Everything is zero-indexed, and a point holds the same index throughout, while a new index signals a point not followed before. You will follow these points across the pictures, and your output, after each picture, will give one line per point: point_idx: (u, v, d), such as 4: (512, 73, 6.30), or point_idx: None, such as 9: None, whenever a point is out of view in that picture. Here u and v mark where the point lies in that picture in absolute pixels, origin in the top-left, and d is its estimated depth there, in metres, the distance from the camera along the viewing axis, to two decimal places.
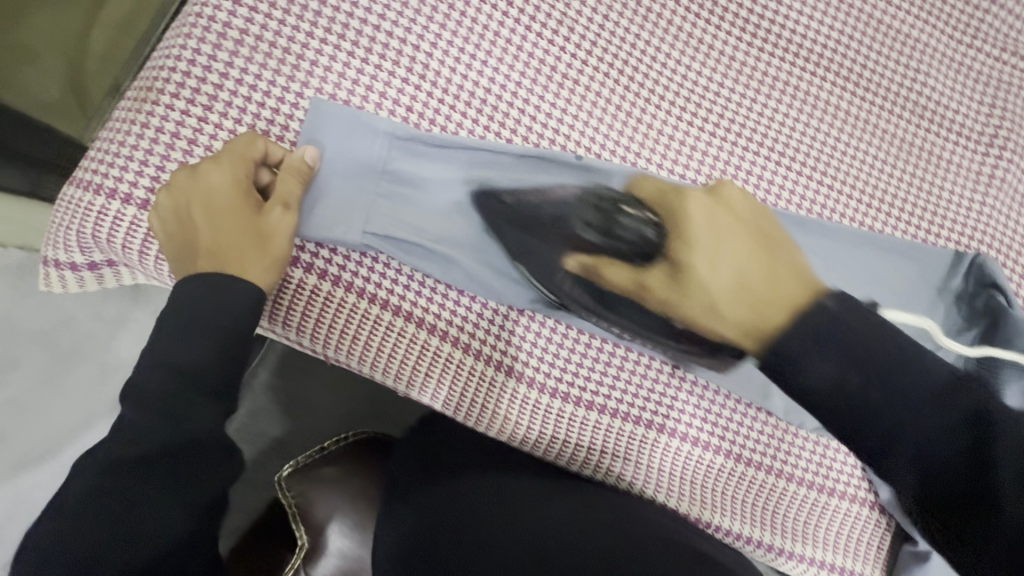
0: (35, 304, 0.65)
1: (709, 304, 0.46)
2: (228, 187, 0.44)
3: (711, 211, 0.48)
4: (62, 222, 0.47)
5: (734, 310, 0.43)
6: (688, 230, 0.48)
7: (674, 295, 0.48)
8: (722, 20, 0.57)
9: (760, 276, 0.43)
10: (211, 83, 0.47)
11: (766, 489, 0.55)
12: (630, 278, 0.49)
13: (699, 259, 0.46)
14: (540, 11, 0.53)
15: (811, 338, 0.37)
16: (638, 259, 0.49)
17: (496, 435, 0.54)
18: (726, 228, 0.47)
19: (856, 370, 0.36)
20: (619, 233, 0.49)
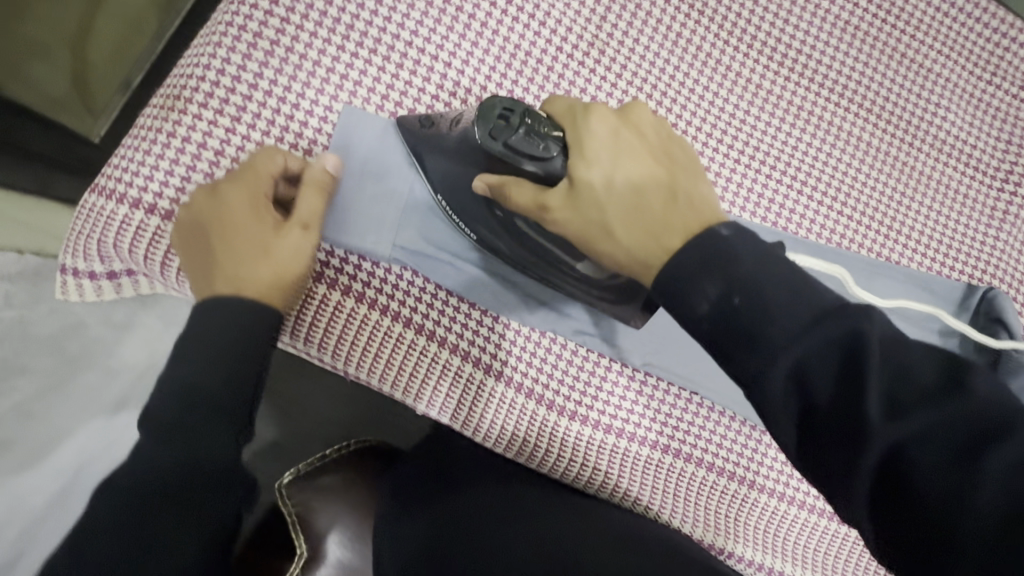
0: (47, 309, 0.63)
1: (603, 223, 0.37)
2: (243, 201, 0.42)
3: (616, 127, 0.39)
4: (82, 230, 0.46)
5: (631, 235, 0.36)
6: (586, 140, 0.38)
7: (568, 212, 0.38)
8: (751, 48, 0.57)
9: (659, 202, 0.36)
10: (240, 93, 0.46)
11: (778, 516, 0.56)
12: (531, 198, 0.39)
13: (597, 171, 0.37)
14: (571, 32, 0.53)
15: (711, 267, 0.32)
16: (540, 179, 0.39)
17: (513, 455, 0.54)
18: (628, 147, 0.38)
19: (768, 314, 0.31)
20: (519, 146, 0.39)
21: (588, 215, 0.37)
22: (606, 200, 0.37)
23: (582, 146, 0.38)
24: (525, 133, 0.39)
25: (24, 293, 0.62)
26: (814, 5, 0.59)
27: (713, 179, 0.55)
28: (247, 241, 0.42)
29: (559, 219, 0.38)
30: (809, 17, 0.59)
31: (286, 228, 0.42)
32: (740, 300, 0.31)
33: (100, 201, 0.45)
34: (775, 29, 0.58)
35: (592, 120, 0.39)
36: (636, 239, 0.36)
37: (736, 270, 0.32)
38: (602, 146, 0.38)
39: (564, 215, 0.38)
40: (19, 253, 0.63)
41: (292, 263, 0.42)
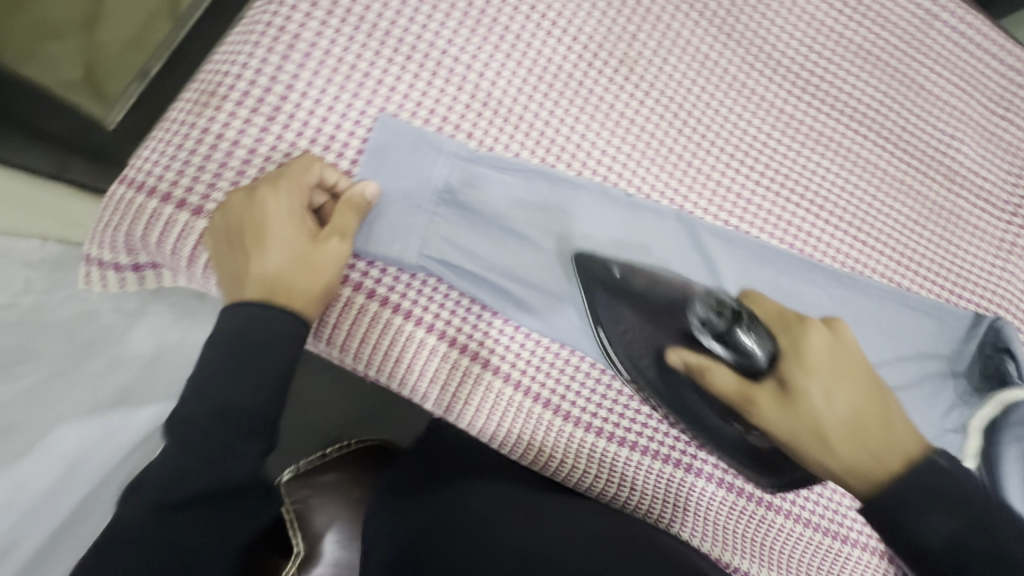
0: (62, 298, 0.64)
1: (817, 432, 0.42)
2: (283, 212, 0.44)
3: (831, 343, 0.44)
4: (109, 221, 0.46)
5: (854, 450, 0.41)
6: (807, 356, 0.43)
7: (777, 414, 0.43)
8: (775, 72, 0.58)
9: (877, 424, 0.41)
10: (276, 94, 0.47)
11: (784, 534, 0.56)
12: (737, 390, 0.44)
13: (814, 389, 0.42)
14: (602, 48, 0.54)
15: (927, 492, 0.37)
16: (744, 373, 0.44)
17: (525, 461, 0.54)
18: (842, 366, 0.43)
19: (963, 524, 0.37)
20: (728, 340, 0.44)
21: (802, 421, 0.42)
22: (825, 414, 0.42)
23: (802, 360, 0.43)
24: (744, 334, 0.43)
25: (43, 279, 0.63)
26: (837, 33, 0.60)
27: (735, 199, 0.56)
28: (284, 250, 0.43)
29: (768, 417, 0.44)
30: (832, 44, 0.60)
31: (323, 239, 0.44)
32: (941, 512, 0.37)
33: (129, 192, 0.46)
34: (799, 54, 0.59)
35: (811, 337, 0.43)
36: (855, 455, 0.41)
37: (947, 490, 0.38)
38: (823, 362, 0.43)
39: (775, 415, 0.43)
40: (43, 240, 0.65)
41: (327, 274, 0.44)
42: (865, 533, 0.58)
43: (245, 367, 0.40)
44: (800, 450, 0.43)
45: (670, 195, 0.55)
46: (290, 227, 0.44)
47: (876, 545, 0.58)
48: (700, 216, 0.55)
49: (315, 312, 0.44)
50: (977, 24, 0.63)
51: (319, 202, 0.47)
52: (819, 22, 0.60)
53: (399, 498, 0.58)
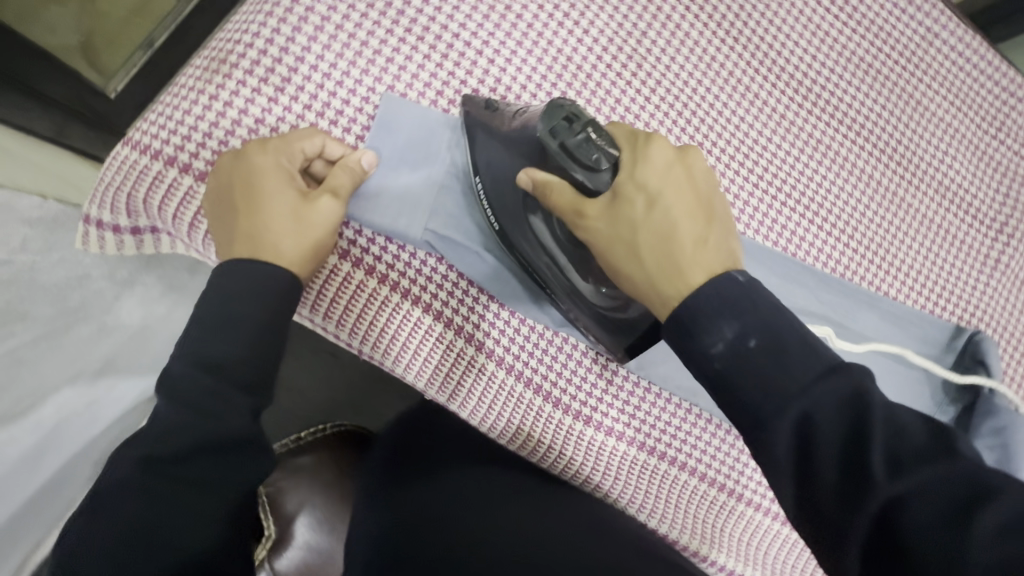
0: (57, 259, 0.62)
1: (631, 240, 0.41)
2: (276, 174, 0.44)
3: (673, 161, 0.42)
4: (112, 182, 0.46)
5: (657, 261, 0.40)
6: (644, 171, 0.41)
7: (603, 224, 0.42)
8: (779, 79, 0.60)
9: (698, 237, 0.40)
10: (287, 65, 0.47)
11: (761, 530, 0.57)
12: (573, 205, 0.43)
13: (641, 200, 0.41)
14: (612, 43, 0.55)
15: (722, 304, 0.36)
16: (583, 188, 0.42)
17: (514, 446, 0.55)
18: (675, 181, 0.42)
19: (753, 338, 0.35)
20: (575, 155, 0.42)
21: (622, 232, 0.41)
22: (645, 222, 0.41)
23: (636, 175, 0.41)
24: (585, 142, 0.42)
25: (38, 239, 0.60)
26: (841, 45, 0.62)
27: (732, 200, 0.57)
28: (278, 210, 0.43)
29: (593, 229, 0.42)
30: (835, 55, 0.61)
31: (312, 201, 0.44)
32: (722, 324, 0.36)
33: (133, 154, 0.46)
34: (803, 63, 0.60)
35: (651, 152, 0.42)
36: (658, 265, 0.40)
37: (754, 311, 0.36)
38: (657, 177, 0.41)
39: (600, 227, 0.42)
40: (43, 198, 0.62)
41: (318, 234, 0.44)
42: None
43: (237, 328, 0.40)
44: (618, 267, 0.43)
45: None
46: (281, 187, 0.44)
47: None
48: None
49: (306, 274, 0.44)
50: (975, 45, 0.65)
51: (316, 168, 0.47)
52: (824, 33, 0.61)
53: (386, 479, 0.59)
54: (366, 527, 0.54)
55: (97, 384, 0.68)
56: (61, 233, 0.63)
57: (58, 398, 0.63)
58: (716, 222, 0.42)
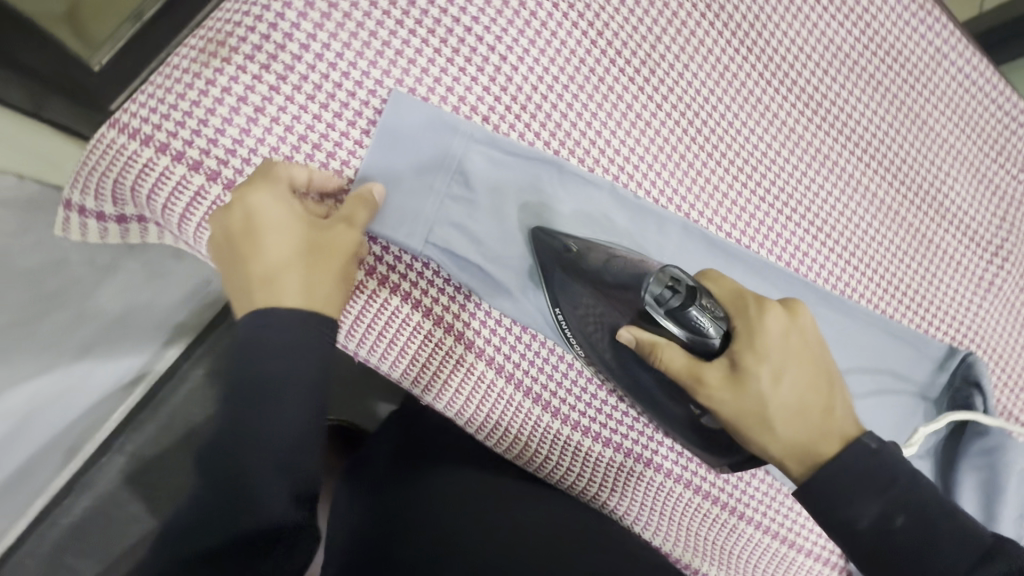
0: (33, 242, 0.57)
1: (759, 411, 0.44)
2: (276, 208, 0.41)
3: (785, 328, 0.45)
4: (97, 166, 0.44)
5: (790, 429, 0.43)
6: (760, 340, 0.44)
7: (727, 394, 0.44)
8: (790, 92, 0.59)
9: (818, 406, 0.44)
10: (290, 52, 0.45)
11: (752, 543, 0.57)
12: (688, 369, 0.44)
13: (764, 373, 0.44)
14: (626, 46, 0.54)
15: (866, 486, 0.40)
16: (699, 353, 0.45)
17: (511, 456, 0.54)
18: (792, 350, 0.45)
19: (897, 513, 0.40)
20: (686, 324, 0.43)
21: (747, 403, 0.44)
22: (770, 396, 0.44)
23: (755, 345, 0.44)
24: (698, 313, 0.43)
25: (16, 218, 0.56)
26: (852, 61, 0.61)
27: (739, 213, 0.57)
28: (287, 250, 0.41)
29: (715, 397, 0.44)
30: (846, 70, 0.61)
31: (328, 231, 0.42)
32: (868, 501, 0.40)
33: (119, 138, 0.43)
34: (814, 76, 0.60)
35: (767, 321, 0.44)
36: (789, 436, 0.43)
37: (895, 490, 0.40)
38: (774, 347, 0.44)
39: (723, 395, 0.44)
40: (19, 177, 0.57)
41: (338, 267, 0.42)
42: (829, 549, 0.59)
43: (270, 360, 0.38)
44: (739, 429, 0.45)
45: (677, 200, 0.55)
46: (286, 217, 0.41)
47: (835, 561, 0.60)
48: (704, 225, 0.55)
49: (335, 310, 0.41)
50: (981, 67, 0.65)
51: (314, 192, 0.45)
52: (835, 47, 0.61)
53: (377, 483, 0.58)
54: (362, 529, 0.54)
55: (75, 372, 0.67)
56: (35, 218, 0.58)
57: (36, 382, 0.61)
58: (832, 386, 0.46)
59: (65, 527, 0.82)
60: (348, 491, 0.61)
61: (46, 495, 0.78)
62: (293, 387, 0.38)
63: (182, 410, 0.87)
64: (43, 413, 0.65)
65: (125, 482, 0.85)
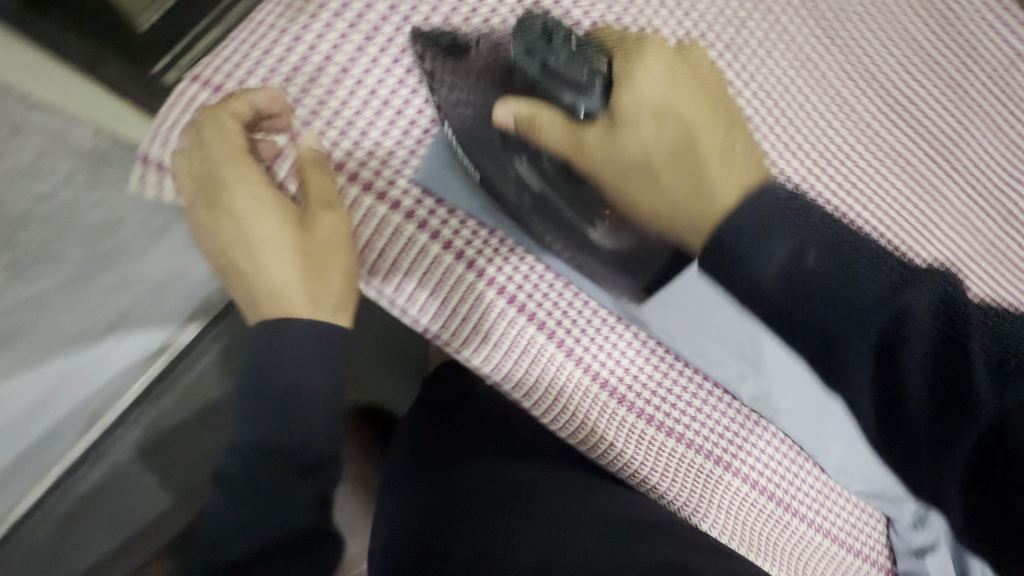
0: (97, 199, 0.59)
1: (642, 161, 0.38)
2: (254, 206, 0.40)
3: (670, 73, 0.40)
4: (177, 121, 0.43)
5: (675, 175, 0.37)
6: (638, 83, 0.39)
7: (607, 151, 0.39)
8: (870, 85, 0.58)
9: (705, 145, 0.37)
10: (377, 12, 0.45)
11: (803, 540, 0.57)
12: (567, 134, 0.40)
13: (644, 113, 0.39)
14: (709, 32, 0.53)
15: (766, 217, 0.34)
16: (574, 111, 0.40)
17: (574, 441, 0.53)
18: (681, 89, 0.39)
19: (812, 248, 0.34)
20: (565, 80, 0.40)
21: (628, 158, 0.39)
22: (652, 138, 0.38)
23: (632, 89, 0.40)
24: (562, 57, 0.40)
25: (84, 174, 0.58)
26: (932, 59, 0.61)
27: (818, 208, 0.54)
28: (277, 252, 0.40)
29: (595, 159, 0.40)
30: (924, 67, 0.60)
31: (312, 222, 0.41)
32: (782, 239, 0.34)
33: (202, 93, 0.42)
34: (894, 70, 0.59)
35: (644, 63, 0.40)
36: (677, 184, 0.37)
37: (801, 223, 0.35)
38: (653, 87, 0.39)
39: (604, 155, 0.40)
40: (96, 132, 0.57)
41: (329, 234, 0.41)
42: (876, 547, 0.60)
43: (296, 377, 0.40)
44: (629, 195, 0.40)
45: None
46: (271, 206, 0.40)
47: (883, 562, 0.60)
48: None
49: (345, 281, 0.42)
50: None
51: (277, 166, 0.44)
52: (916, 41, 0.60)
53: (421, 462, 0.59)
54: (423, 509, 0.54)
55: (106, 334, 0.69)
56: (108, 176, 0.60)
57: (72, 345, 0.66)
58: (733, 128, 0.40)
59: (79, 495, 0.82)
60: (390, 467, 0.63)
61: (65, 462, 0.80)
62: (320, 402, 0.41)
63: (199, 380, 0.82)
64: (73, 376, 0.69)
65: (139, 454, 0.82)
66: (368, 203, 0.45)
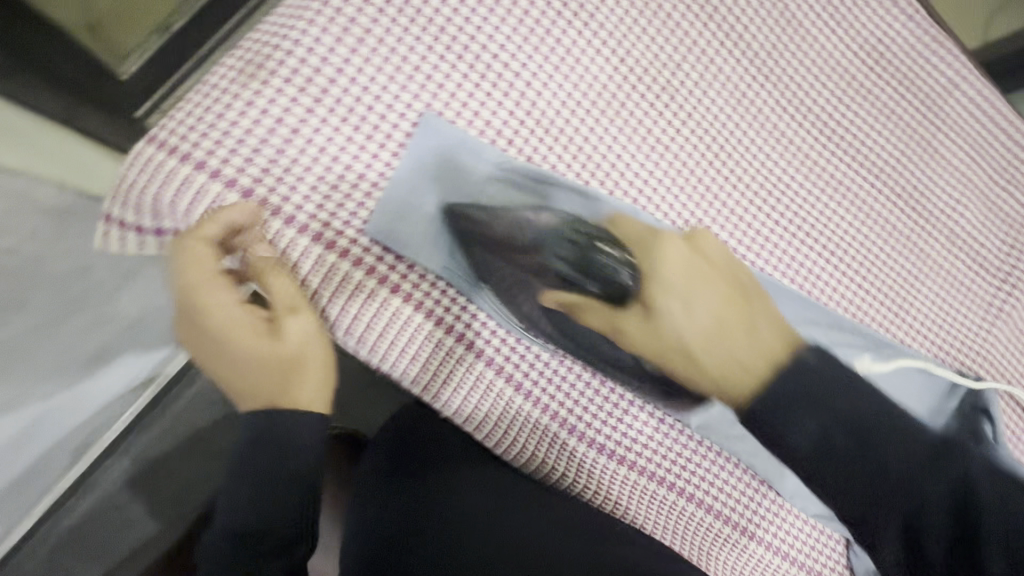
0: (65, 248, 0.59)
1: (684, 351, 0.36)
2: (231, 324, 0.43)
3: (688, 257, 0.38)
4: (134, 183, 0.45)
5: (719, 363, 0.36)
6: (663, 269, 0.37)
7: (642, 334, 0.38)
8: (805, 121, 0.60)
9: (741, 326, 0.36)
10: (325, 76, 0.47)
11: (762, 563, 0.58)
12: (606, 319, 0.39)
13: (676, 304, 0.36)
14: (647, 73, 0.55)
15: (801, 400, 0.35)
16: (608, 300, 0.40)
17: (528, 470, 0.55)
18: (696, 273, 0.37)
19: (838, 426, 0.36)
20: (592, 271, 0.41)
21: (662, 346, 0.37)
22: (682, 326, 0.36)
23: (660, 278, 0.37)
24: (602, 259, 0.41)
25: (46, 229, 0.56)
26: (870, 92, 0.63)
27: (757, 238, 0.58)
28: (259, 363, 0.43)
29: (633, 342, 0.39)
30: (862, 99, 0.63)
31: (280, 331, 0.44)
32: (813, 418, 0.35)
33: (157, 154, 0.45)
34: (832, 105, 0.62)
35: (665, 246, 0.38)
36: (722, 364, 0.36)
37: (834, 405, 0.36)
38: (677, 272, 0.37)
39: (641, 340, 0.38)
40: (60, 188, 0.59)
41: (298, 336, 0.44)
42: (836, 569, 0.60)
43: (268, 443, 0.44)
44: (671, 374, 0.38)
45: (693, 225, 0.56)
46: (241, 319, 0.43)
47: None
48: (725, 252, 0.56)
49: (316, 370, 0.45)
50: (992, 99, 0.67)
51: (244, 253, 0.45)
52: (850, 74, 0.62)
53: (391, 471, 0.59)
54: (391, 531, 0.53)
55: (89, 374, 0.69)
56: (73, 226, 0.60)
57: (46, 389, 0.62)
58: (756, 303, 0.38)
59: (68, 529, 0.84)
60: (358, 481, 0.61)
61: (50, 497, 0.80)
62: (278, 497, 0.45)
63: (192, 406, 0.89)
64: (50, 419, 0.66)
65: (130, 484, 0.86)
66: (316, 251, 0.47)
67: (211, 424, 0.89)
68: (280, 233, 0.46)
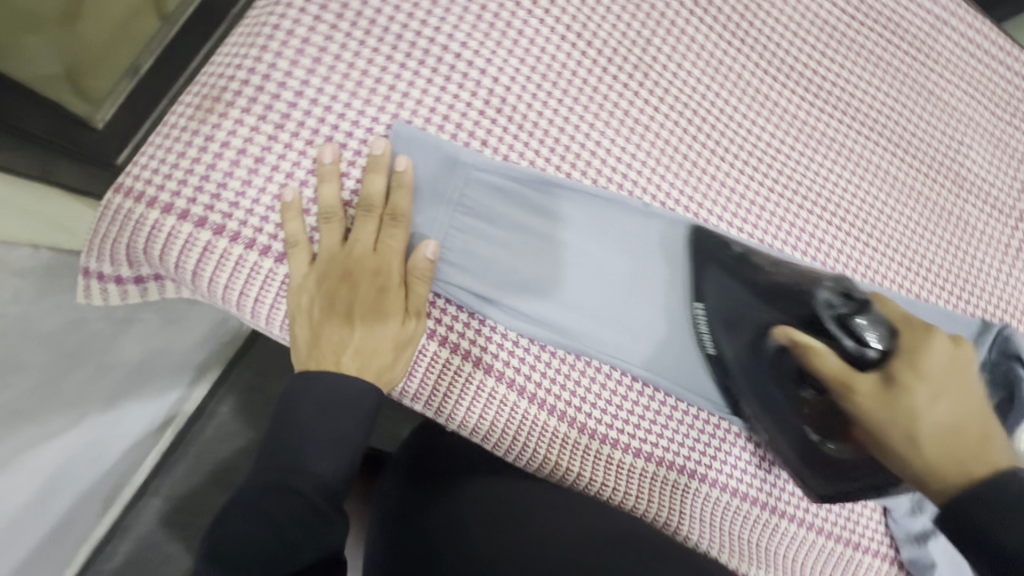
0: (51, 305, 0.57)
1: (913, 431, 0.39)
2: (368, 298, 0.45)
3: (952, 360, 0.41)
4: (107, 234, 0.45)
5: (945, 453, 0.38)
6: (924, 359, 0.41)
7: (879, 405, 0.40)
8: (790, 81, 0.58)
9: (976, 436, 0.38)
10: (285, 100, 0.46)
11: (798, 540, 0.56)
12: (841, 374, 0.41)
13: (927, 388, 0.40)
14: (618, 53, 0.53)
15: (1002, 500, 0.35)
16: (853, 359, 0.42)
17: (544, 475, 0.53)
18: (957, 377, 0.41)
19: None
20: (850, 330, 0.42)
21: (896, 415, 0.39)
22: (923, 411, 0.39)
23: (917, 360, 0.41)
24: (863, 323, 0.42)
25: (30, 288, 0.54)
26: (854, 42, 0.60)
27: (752, 209, 0.55)
28: (377, 344, 0.45)
29: (862, 407, 0.41)
30: (845, 49, 0.60)
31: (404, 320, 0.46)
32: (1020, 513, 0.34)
33: (126, 202, 0.44)
34: (815, 60, 0.59)
35: (934, 346, 0.41)
36: (944, 459, 0.38)
37: None
38: (938, 369, 0.40)
39: (872, 407, 0.40)
40: (34, 247, 0.55)
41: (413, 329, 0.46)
42: (875, 539, 0.58)
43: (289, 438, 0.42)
44: (880, 444, 0.41)
45: (684, 203, 0.54)
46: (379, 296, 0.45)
47: (886, 552, 0.58)
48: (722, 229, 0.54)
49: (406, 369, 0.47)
50: (983, 32, 0.64)
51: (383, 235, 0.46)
52: (829, 26, 0.60)
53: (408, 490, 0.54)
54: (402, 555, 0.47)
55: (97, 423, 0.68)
56: (59, 278, 0.58)
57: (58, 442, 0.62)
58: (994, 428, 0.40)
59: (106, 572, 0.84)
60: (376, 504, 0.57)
61: (87, 543, 0.80)
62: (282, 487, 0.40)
63: (212, 441, 0.89)
64: (66, 472, 0.66)
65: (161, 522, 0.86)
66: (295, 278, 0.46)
67: (230, 458, 0.89)
68: (257, 264, 0.45)
